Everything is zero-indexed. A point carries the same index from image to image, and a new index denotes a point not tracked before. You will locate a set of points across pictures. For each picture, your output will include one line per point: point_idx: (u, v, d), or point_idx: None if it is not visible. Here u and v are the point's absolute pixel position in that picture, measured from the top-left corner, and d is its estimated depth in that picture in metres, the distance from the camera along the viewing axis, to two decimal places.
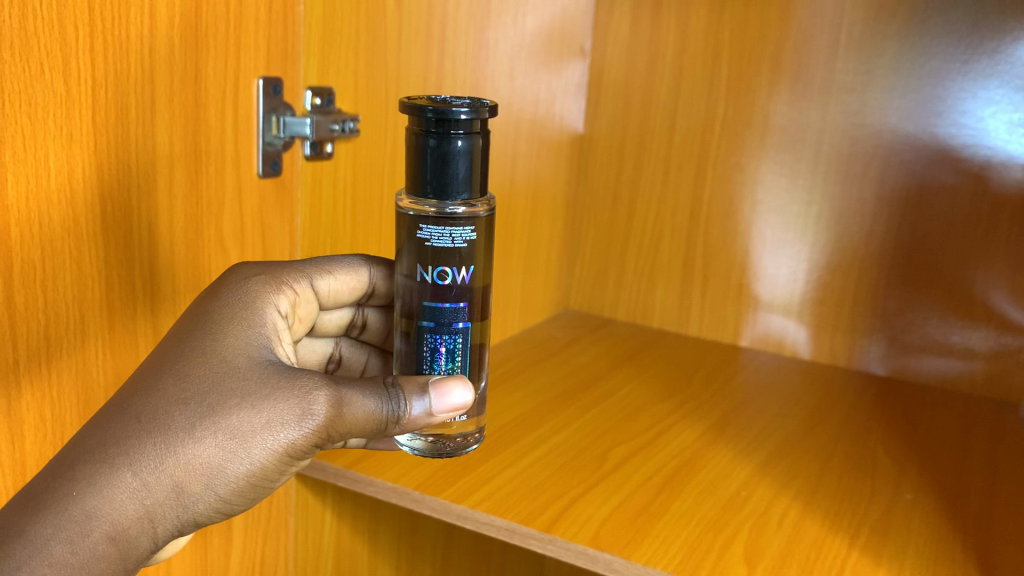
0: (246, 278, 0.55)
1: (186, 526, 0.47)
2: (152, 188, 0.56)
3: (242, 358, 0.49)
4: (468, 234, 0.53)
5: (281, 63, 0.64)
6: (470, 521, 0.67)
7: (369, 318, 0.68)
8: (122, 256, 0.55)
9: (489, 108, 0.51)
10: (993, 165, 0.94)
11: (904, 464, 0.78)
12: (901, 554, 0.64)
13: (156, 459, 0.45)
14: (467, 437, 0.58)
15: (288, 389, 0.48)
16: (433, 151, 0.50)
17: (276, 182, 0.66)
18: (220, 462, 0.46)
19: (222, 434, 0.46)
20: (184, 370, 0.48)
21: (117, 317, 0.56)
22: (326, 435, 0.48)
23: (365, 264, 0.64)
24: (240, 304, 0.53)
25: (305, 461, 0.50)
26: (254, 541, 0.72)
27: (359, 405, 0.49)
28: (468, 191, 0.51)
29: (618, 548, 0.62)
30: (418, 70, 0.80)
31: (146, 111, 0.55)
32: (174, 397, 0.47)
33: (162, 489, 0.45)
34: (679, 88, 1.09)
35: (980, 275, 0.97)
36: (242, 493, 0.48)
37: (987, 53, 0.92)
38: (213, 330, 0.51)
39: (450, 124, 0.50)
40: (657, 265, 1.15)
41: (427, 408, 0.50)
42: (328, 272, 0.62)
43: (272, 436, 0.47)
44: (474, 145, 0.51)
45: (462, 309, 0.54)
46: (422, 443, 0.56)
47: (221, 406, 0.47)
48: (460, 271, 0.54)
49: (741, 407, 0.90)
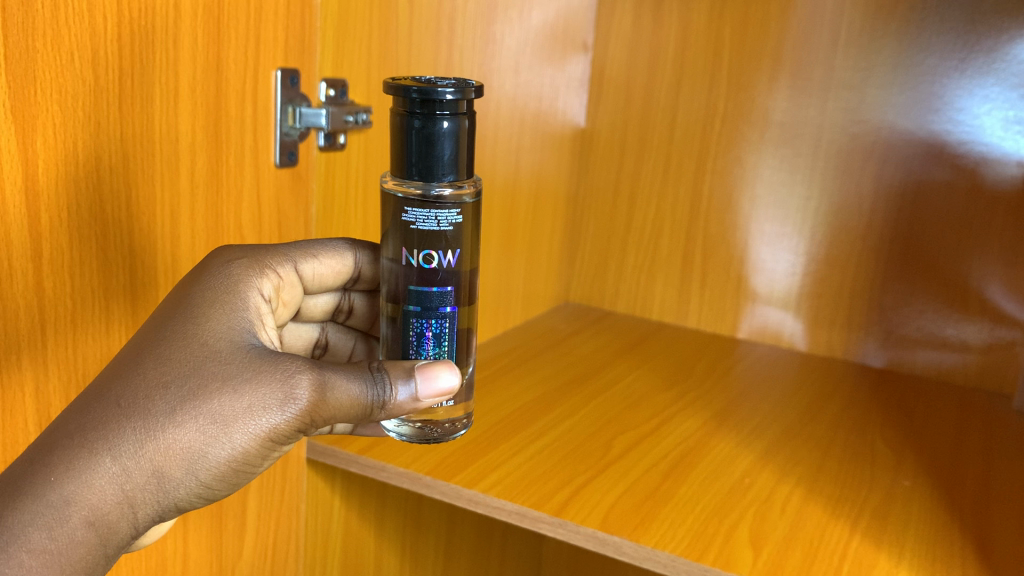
0: (228, 262, 0.56)
1: (167, 511, 0.48)
2: (174, 176, 0.58)
3: (224, 342, 0.50)
4: (453, 216, 0.54)
5: (298, 55, 0.65)
6: (481, 505, 0.69)
7: (354, 303, 0.69)
8: (145, 242, 0.56)
9: (474, 89, 0.52)
10: (988, 162, 0.96)
11: (901, 452, 0.80)
12: (901, 538, 0.66)
13: (136, 444, 0.45)
14: (455, 422, 0.59)
15: (270, 374, 0.49)
16: (418, 132, 0.51)
17: (292, 172, 0.67)
18: (201, 446, 0.47)
19: (204, 419, 0.47)
20: (165, 354, 0.48)
21: (139, 302, 0.57)
22: (309, 419, 0.49)
23: (351, 248, 0.65)
24: (223, 288, 0.54)
25: (288, 446, 0.51)
26: (267, 526, 0.73)
27: (343, 389, 0.50)
28: (454, 172, 0.52)
29: (626, 532, 0.64)
30: (428, 63, 0.81)
31: (169, 101, 0.56)
32: (154, 381, 0.47)
33: (142, 473, 0.45)
34: (679, 83, 1.10)
35: (975, 268, 0.99)
36: (224, 478, 0.48)
37: (984, 51, 0.94)
38: (195, 314, 0.51)
39: (435, 105, 0.51)
40: (658, 259, 1.16)
41: (413, 394, 0.51)
42: (313, 256, 0.63)
43: (254, 421, 0.48)
44: (459, 126, 0.52)
45: (448, 294, 0.56)
46: (409, 428, 0.57)
47: (202, 390, 0.47)
48: (446, 254, 0.55)
49: (741, 398, 0.92)
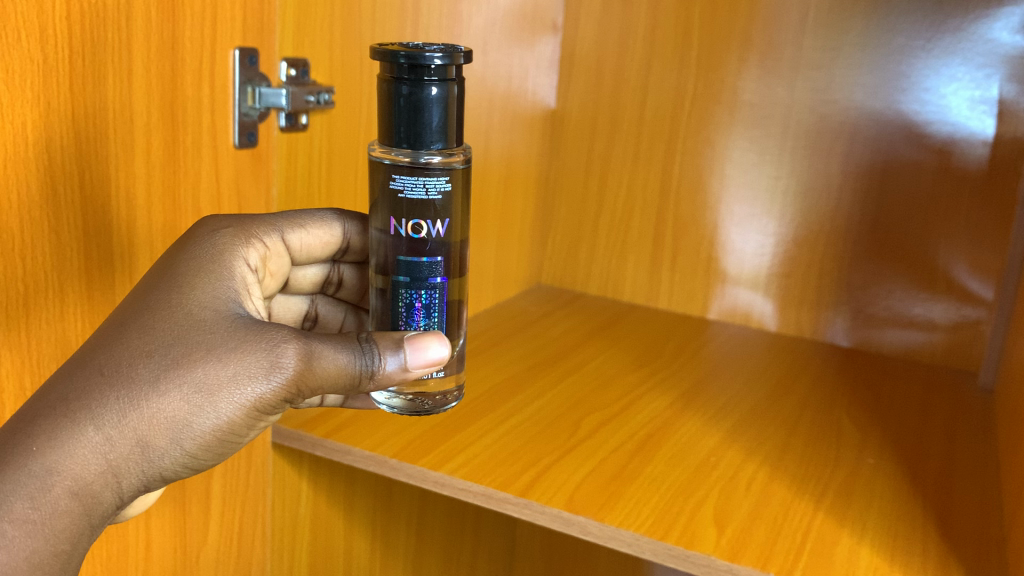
0: (214, 231, 0.56)
1: (152, 481, 0.48)
2: (130, 157, 0.57)
3: (209, 310, 0.50)
4: (442, 184, 0.53)
5: (257, 34, 0.64)
6: (447, 487, 0.68)
7: (344, 275, 0.69)
8: (99, 225, 0.56)
9: (463, 54, 0.51)
10: (955, 141, 0.96)
11: (867, 431, 0.81)
12: (864, 515, 0.66)
13: (119, 413, 0.45)
14: (446, 395, 0.59)
15: (256, 343, 0.49)
16: (406, 98, 0.50)
17: (252, 153, 0.66)
18: (186, 415, 0.47)
19: (188, 387, 0.47)
20: (149, 323, 0.48)
21: (95, 285, 0.56)
22: (294, 389, 0.49)
23: (339, 219, 0.64)
24: (207, 258, 0.53)
25: (274, 415, 0.51)
26: (232, 509, 0.72)
27: (331, 359, 0.49)
28: (442, 140, 0.52)
29: (591, 511, 0.63)
30: (395, 42, 0.80)
31: (123, 81, 0.55)
32: (137, 350, 0.47)
33: (125, 443, 0.46)
34: (650, 63, 1.10)
35: (942, 248, 0.99)
36: (209, 447, 0.48)
37: (951, 31, 0.94)
38: (179, 283, 0.51)
39: (423, 70, 0.50)
40: (629, 239, 1.16)
41: (402, 364, 0.51)
42: (299, 226, 0.63)
43: (239, 390, 0.48)
44: (447, 92, 0.51)
45: (438, 263, 0.55)
46: (400, 401, 0.57)
47: (187, 359, 0.47)
48: (435, 224, 0.54)
49: (711, 377, 0.92)
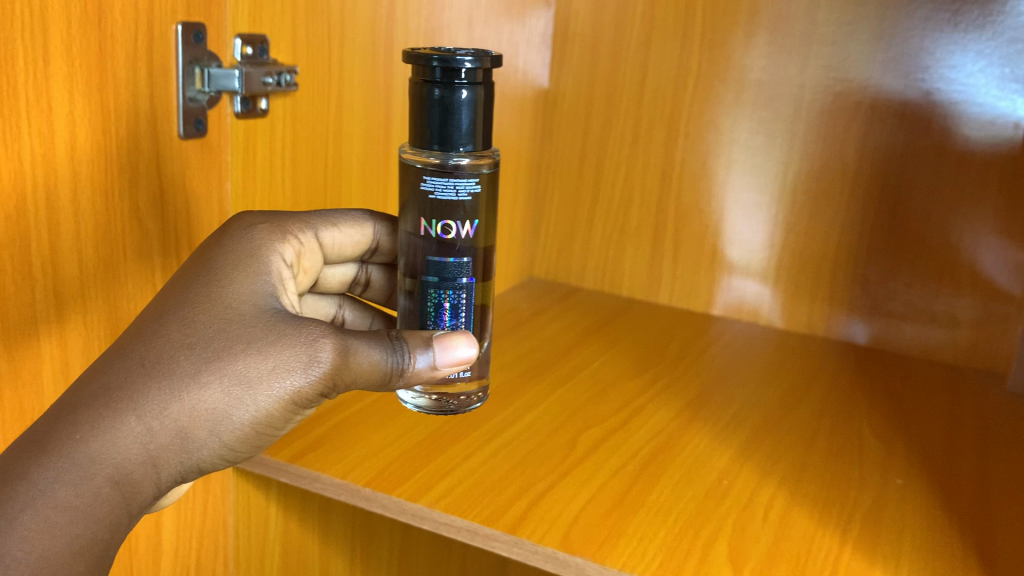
0: (251, 226, 0.53)
1: (189, 473, 0.46)
2: (51, 152, 0.48)
3: (248, 305, 0.48)
4: (472, 186, 0.49)
5: (203, 8, 0.56)
6: (427, 521, 0.60)
7: (372, 275, 0.65)
8: (16, 232, 0.48)
9: (491, 58, 0.47)
10: (983, 123, 0.88)
11: (891, 445, 0.73)
12: (896, 547, 0.59)
13: (161, 404, 0.44)
14: (470, 395, 0.56)
15: (294, 337, 0.46)
16: (438, 102, 0.46)
17: (201, 144, 0.58)
18: (226, 407, 0.45)
19: (228, 379, 0.45)
20: (189, 316, 0.46)
21: (11, 304, 0.48)
22: (331, 383, 0.47)
23: (371, 220, 0.61)
24: (243, 251, 0.51)
25: (311, 411, 0.48)
26: (187, 541, 0.65)
27: (366, 354, 0.47)
28: (472, 143, 0.47)
29: (590, 551, 0.56)
30: (368, 17, 0.72)
31: (36, 62, 0.47)
32: (178, 342, 0.45)
33: (165, 433, 0.44)
34: (649, 39, 1.02)
35: (967, 239, 0.91)
36: (248, 441, 0.46)
37: (978, 3, 0.86)
38: (219, 276, 0.49)
39: (455, 73, 0.46)
40: (627, 230, 1.08)
41: (432, 362, 0.48)
42: (333, 225, 0.59)
43: (279, 382, 0.46)
44: (477, 96, 0.47)
45: (466, 264, 0.51)
46: (425, 401, 0.54)
47: (228, 351, 0.45)
48: (464, 225, 0.50)
49: (717, 382, 0.85)
